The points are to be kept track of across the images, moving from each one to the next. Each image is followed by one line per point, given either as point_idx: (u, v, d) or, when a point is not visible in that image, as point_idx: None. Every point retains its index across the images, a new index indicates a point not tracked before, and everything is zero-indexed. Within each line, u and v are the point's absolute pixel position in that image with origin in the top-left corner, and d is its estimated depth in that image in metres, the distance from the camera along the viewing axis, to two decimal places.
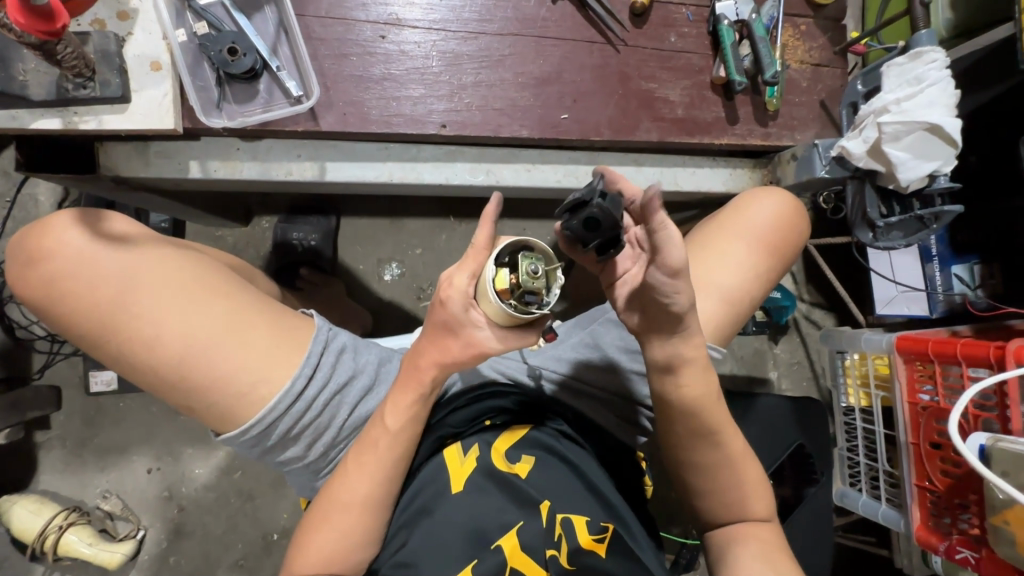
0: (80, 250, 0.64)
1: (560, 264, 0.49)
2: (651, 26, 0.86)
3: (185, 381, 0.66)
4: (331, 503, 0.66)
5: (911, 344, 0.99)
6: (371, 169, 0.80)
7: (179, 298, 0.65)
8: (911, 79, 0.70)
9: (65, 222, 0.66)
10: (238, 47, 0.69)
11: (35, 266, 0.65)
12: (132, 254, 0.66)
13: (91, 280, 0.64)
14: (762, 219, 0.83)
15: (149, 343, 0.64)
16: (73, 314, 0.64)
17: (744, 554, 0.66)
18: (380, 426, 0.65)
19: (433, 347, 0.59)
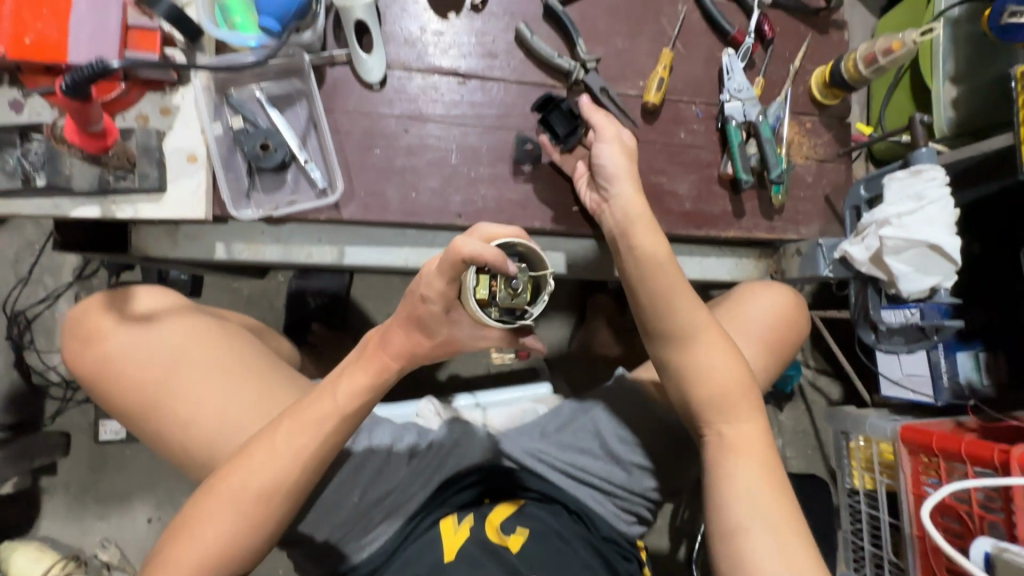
0: (137, 331, 0.77)
1: (541, 275, 0.63)
2: (661, 122, 0.90)
3: (203, 453, 0.76)
4: (234, 471, 0.68)
5: (916, 436, 0.99)
6: (388, 254, 0.83)
7: (212, 379, 0.77)
8: (912, 195, 0.73)
9: (127, 305, 0.79)
10: (270, 142, 0.74)
11: (96, 343, 0.77)
12: (177, 337, 0.78)
13: (140, 361, 0.76)
14: (756, 310, 0.85)
15: (183, 414, 0.76)
16: (124, 387, 0.76)
17: (738, 464, 0.72)
18: (326, 397, 0.71)
19: (403, 335, 0.73)
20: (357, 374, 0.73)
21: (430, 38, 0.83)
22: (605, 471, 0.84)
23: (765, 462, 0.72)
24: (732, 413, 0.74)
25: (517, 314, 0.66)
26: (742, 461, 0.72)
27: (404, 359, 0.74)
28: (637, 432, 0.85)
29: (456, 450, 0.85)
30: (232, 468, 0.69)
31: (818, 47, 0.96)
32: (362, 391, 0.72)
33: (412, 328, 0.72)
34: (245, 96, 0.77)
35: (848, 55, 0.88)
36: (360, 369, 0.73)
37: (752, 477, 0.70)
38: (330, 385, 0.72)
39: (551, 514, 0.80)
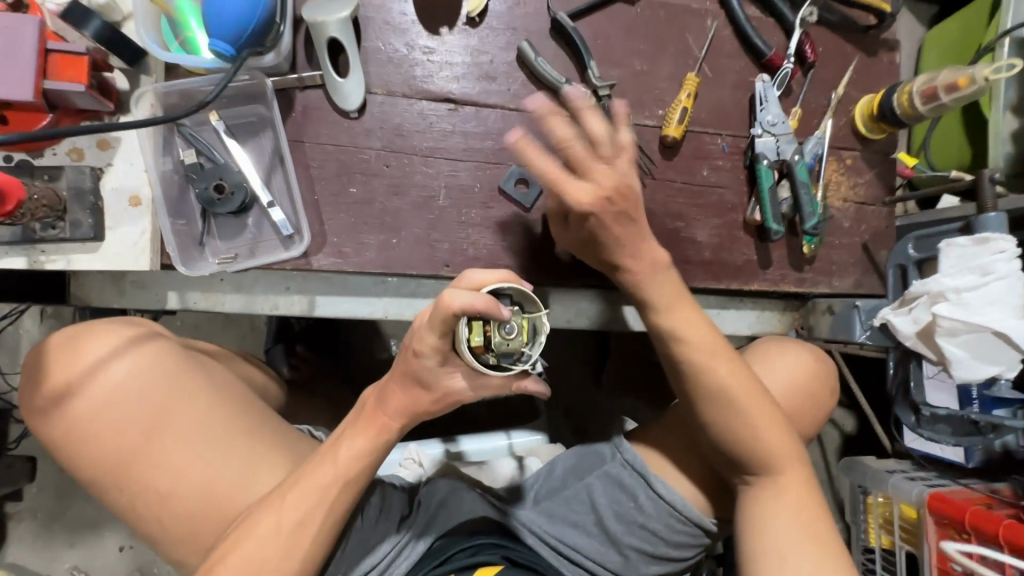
0: (102, 381, 0.54)
1: (541, 314, 0.50)
2: (682, 158, 0.79)
3: (191, 542, 0.56)
4: (230, 559, 0.53)
5: (947, 508, 0.90)
6: (365, 304, 0.74)
7: (206, 447, 0.56)
8: (976, 267, 0.62)
9: (89, 340, 0.56)
10: (226, 183, 0.64)
11: (47, 394, 0.54)
12: (160, 387, 0.55)
13: (121, 422, 0.53)
14: (778, 383, 0.75)
15: (167, 496, 0.55)
16: (85, 459, 0.54)
17: (776, 513, 0.66)
18: (327, 460, 0.56)
19: (402, 395, 0.56)
20: (362, 429, 0.58)
21: (418, 57, 0.72)
22: (599, 553, 0.78)
23: (810, 512, 0.66)
24: (774, 462, 0.67)
25: (516, 362, 0.51)
26: (780, 510, 0.66)
27: (409, 419, 0.58)
28: (639, 510, 0.77)
29: (442, 505, 0.77)
30: (229, 554, 0.53)
31: (865, 72, 0.84)
32: (369, 453, 0.57)
33: (410, 386, 0.55)
34: (200, 124, 0.66)
35: (902, 85, 0.77)
36: (364, 426, 0.58)
37: (792, 528, 0.65)
38: (332, 448, 0.57)
39: None
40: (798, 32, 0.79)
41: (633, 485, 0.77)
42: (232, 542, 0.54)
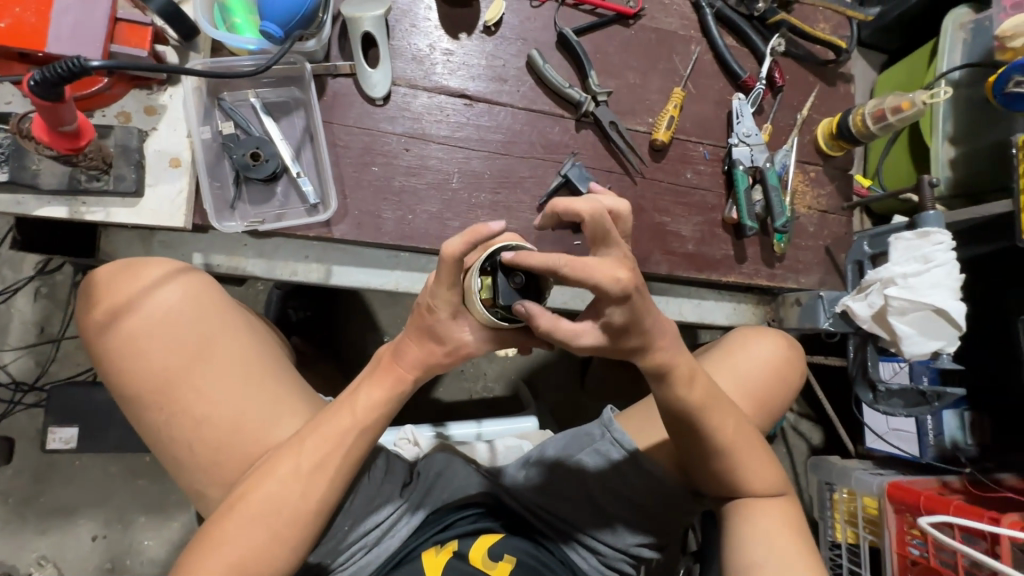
0: (151, 308, 0.58)
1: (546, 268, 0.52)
2: (669, 161, 0.88)
3: (214, 471, 0.59)
4: (250, 494, 0.56)
5: (903, 494, 0.98)
6: (378, 276, 0.79)
7: (240, 380, 0.60)
8: (919, 257, 0.72)
9: (137, 270, 0.60)
10: (262, 152, 0.70)
11: (97, 318, 0.58)
12: (203, 319, 0.60)
13: (168, 343, 0.58)
14: (754, 362, 0.79)
15: (200, 422, 0.58)
16: (128, 379, 0.58)
17: (759, 517, 0.70)
18: (345, 409, 0.58)
19: (416, 349, 0.58)
20: (379, 383, 0.59)
21: (439, 56, 0.80)
22: (587, 526, 0.80)
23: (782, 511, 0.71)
24: (755, 472, 0.70)
25: (523, 315, 0.54)
26: (761, 514, 0.70)
27: (424, 372, 0.59)
28: (625, 484, 0.79)
29: (438, 478, 0.80)
30: (251, 490, 0.56)
31: (826, 99, 0.96)
32: (384, 404, 0.59)
33: (426, 341, 0.57)
34: (238, 100, 0.72)
35: (856, 108, 0.89)
36: (381, 378, 0.59)
37: (769, 531, 0.69)
38: (347, 397, 0.59)
39: (529, 549, 0.77)
40: (768, 60, 0.91)
41: (621, 461, 0.80)
42: (254, 480, 0.56)
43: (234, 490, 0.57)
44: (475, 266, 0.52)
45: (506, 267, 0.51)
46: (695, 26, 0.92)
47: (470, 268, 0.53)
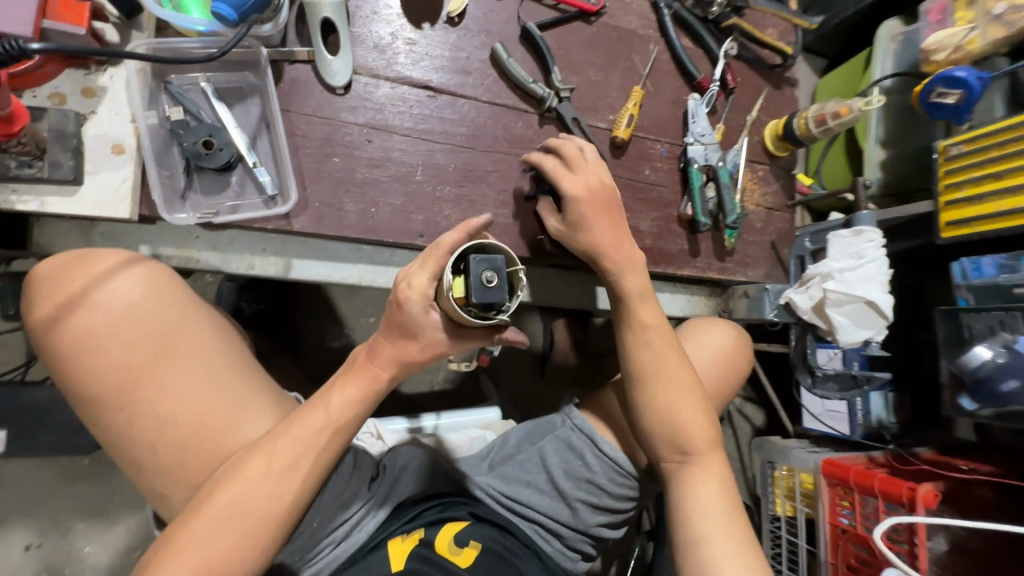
0: (108, 301, 0.54)
1: (519, 266, 0.53)
2: (628, 158, 0.91)
3: (178, 473, 0.57)
4: (220, 496, 0.54)
5: (835, 470, 1.06)
6: (341, 269, 0.78)
7: (207, 378, 0.57)
8: (853, 253, 0.78)
9: (90, 258, 0.55)
10: (215, 140, 0.66)
11: (44, 309, 0.53)
12: (168, 313, 0.56)
13: (128, 339, 0.54)
14: (707, 351, 0.84)
15: (163, 422, 0.55)
16: (81, 377, 0.54)
17: (699, 481, 0.73)
18: (319, 409, 0.58)
19: (391, 346, 0.58)
20: (354, 380, 0.59)
21: (401, 46, 0.79)
22: (549, 509, 0.83)
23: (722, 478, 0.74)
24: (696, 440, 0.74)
25: (498, 314, 0.53)
26: (703, 480, 0.73)
27: (400, 369, 0.59)
28: (586, 467, 0.83)
29: (405, 471, 0.81)
30: (219, 492, 0.55)
31: (772, 102, 1.02)
32: (359, 403, 0.59)
33: (401, 337, 0.57)
34: (187, 83, 0.69)
35: (800, 112, 0.94)
36: (357, 376, 0.59)
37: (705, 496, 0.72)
38: (321, 396, 0.58)
39: (496, 537, 0.78)
40: (721, 63, 0.95)
41: (580, 445, 0.84)
42: (221, 482, 0.55)
43: (200, 492, 0.55)
44: (448, 265, 0.52)
45: (475, 266, 0.50)
46: (654, 26, 0.94)
47: (444, 266, 0.53)
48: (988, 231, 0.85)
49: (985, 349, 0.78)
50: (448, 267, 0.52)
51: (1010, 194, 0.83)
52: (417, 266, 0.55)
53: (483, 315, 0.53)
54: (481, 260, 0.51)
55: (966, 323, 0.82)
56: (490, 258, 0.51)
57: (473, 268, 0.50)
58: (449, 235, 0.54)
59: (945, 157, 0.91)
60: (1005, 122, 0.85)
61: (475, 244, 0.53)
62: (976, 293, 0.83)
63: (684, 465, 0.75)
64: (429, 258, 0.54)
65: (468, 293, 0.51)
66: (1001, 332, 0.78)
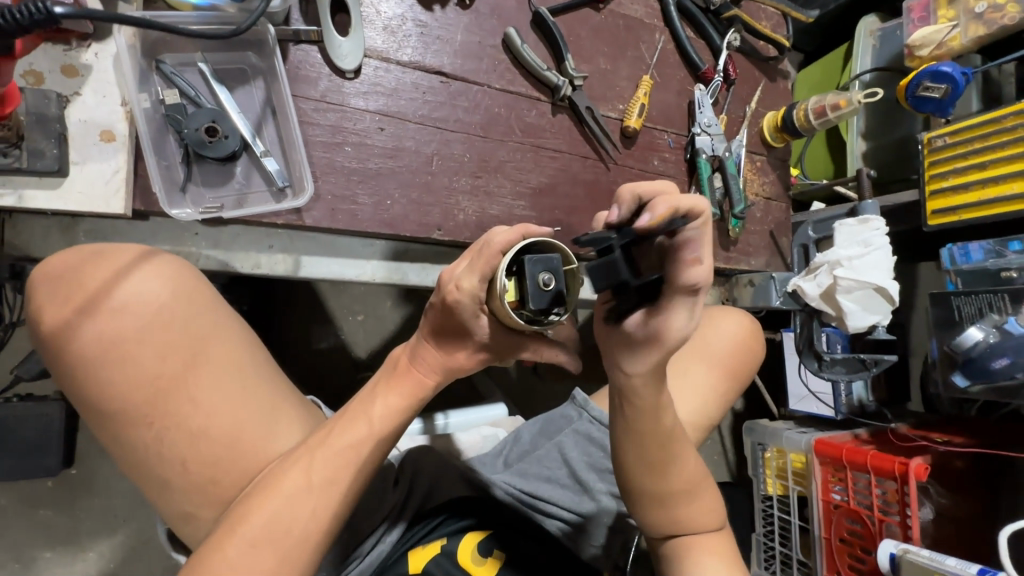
0: (136, 308, 0.53)
1: (575, 266, 0.52)
2: (638, 148, 0.90)
3: (209, 491, 0.55)
4: (256, 514, 0.51)
5: (828, 449, 1.11)
6: (352, 267, 0.73)
7: (238, 387, 0.57)
8: (860, 241, 0.82)
9: (115, 265, 0.54)
10: (218, 126, 0.61)
11: (68, 321, 0.52)
12: (196, 319, 0.56)
13: (158, 347, 0.53)
14: (724, 340, 0.85)
15: (194, 435, 0.54)
16: (107, 390, 0.52)
17: (703, 560, 0.67)
18: (359, 420, 0.55)
19: (436, 349, 0.57)
20: (395, 390, 0.57)
21: (411, 28, 0.75)
22: (575, 504, 0.80)
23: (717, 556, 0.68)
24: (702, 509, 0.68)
25: (551, 316, 0.53)
26: (710, 557, 0.67)
27: (444, 377, 0.58)
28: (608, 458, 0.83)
29: (433, 483, 0.77)
30: (253, 511, 0.51)
31: (769, 94, 1.04)
32: (402, 414, 0.56)
33: (445, 343, 0.56)
34: (182, 63, 0.63)
35: (799, 104, 0.96)
36: (397, 384, 0.57)
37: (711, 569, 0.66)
38: (359, 405, 0.56)
39: (522, 543, 0.75)
40: (724, 54, 0.95)
41: (601, 437, 0.84)
42: (257, 499, 0.52)
43: (232, 510, 0.53)
44: (501, 270, 0.50)
45: (529, 268, 0.50)
46: (658, 15, 0.94)
47: (496, 270, 0.50)
48: (973, 218, 0.90)
49: (977, 329, 0.82)
50: (501, 271, 0.50)
51: (994, 183, 0.88)
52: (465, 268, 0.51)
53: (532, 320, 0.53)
54: (539, 265, 0.50)
55: (957, 305, 0.87)
56: (546, 263, 0.50)
57: (530, 273, 0.50)
58: (503, 230, 0.50)
59: (931, 148, 0.96)
60: (989, 114, 0.90)
61: (526, 245, 0.51)
62: (964, 278, 0.89)
63: (686, 542, 0.68)
64: (477, 259, 0.50)
65: (525, 299, 0.50)
66: (990, 313, 0.83)
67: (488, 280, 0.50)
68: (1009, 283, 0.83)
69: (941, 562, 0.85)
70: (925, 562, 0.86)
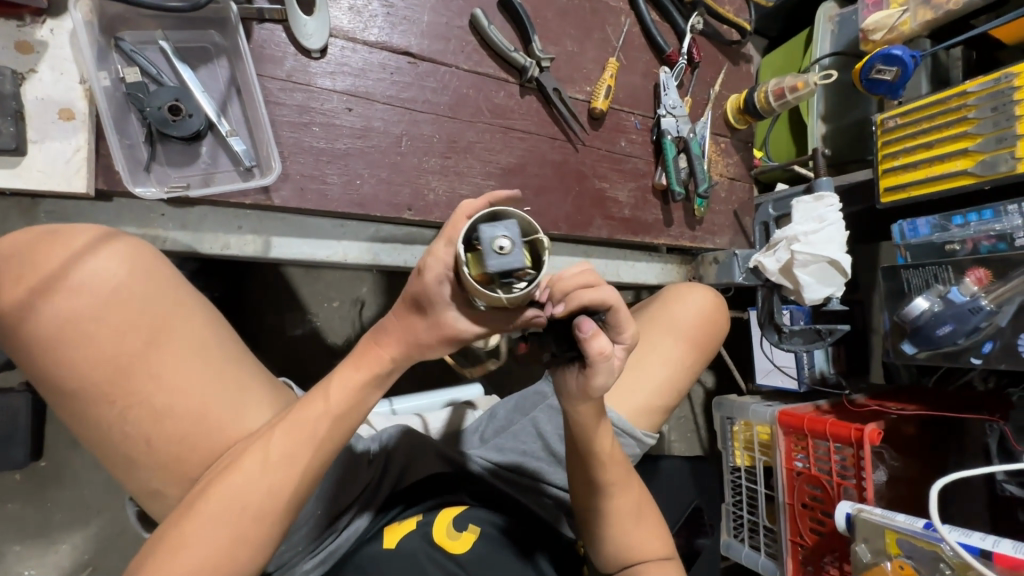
0: (94, 285, 0.53)
1: (536, 233, 0.45)
2: (605, 129, 0.92)
3: (175, 468, 0.55)
4: (215, 492, 0.50)
5: (791, 419, 1.16)
6: (324, 247, 0.73)
7: (203, 366, 0.57)
8: (815, 217, 0.85)
9: (70, 243, 0.54)
10: (182, 105, 0.61)
11: (24, 301, 0.52)
12: (156, 296, 0.56)
13: (120, 325, 0.53)
14: (691, 312, 0.88)
15: (159, 413, 0.54)
16: (67, 369, 0.52)
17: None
18: (317, 399, 0.54)
19: (399, 322, 0.54)
20: (355, 368, 0.56)
21: (377, 8, 0.75)
22: (549, 474, 0.83)
23: (653, 529, 0.71)
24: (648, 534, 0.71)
25: (523, 286, 0.46)
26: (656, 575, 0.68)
27: (401, 354, 0.55)
28: None
29: (409, 463, 0.77)
30: (211, 487, 0.51)
31: (732, 77, 1.07)
32: (361, 392, 0.55)
33: (412, 319, 0.53)
34: (143, 43, 0.63)
35: (760, 86, 1.00)
36: (356, 360, 0.56)
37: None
38: (322, 384, 0.55)
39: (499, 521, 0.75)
40: (688, 37, 0.98)
41: None
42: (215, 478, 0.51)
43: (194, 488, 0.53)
44: (460, 237, 0.46)
45: (483, 233, 0.44)
46: None
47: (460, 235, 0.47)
48: (920, 195, 0.95)
49: (924, 299, 0.87)
50: (461, 238, 0.45)
51: (940, 161, 0.92)
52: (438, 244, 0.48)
53: (497, 292, 0.46)
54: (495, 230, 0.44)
55: (906, 278, 0.92)
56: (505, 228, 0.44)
57: (484, 237, 0.44)
58: (470, 201, 0.48)
59: (883, 129, 1.01)
60: (935, 96, 0.94)
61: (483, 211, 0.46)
62: (913, 251, 0.94)
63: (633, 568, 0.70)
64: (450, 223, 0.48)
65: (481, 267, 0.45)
66: (935, 285, 0.88)
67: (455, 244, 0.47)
68: (952, 255, 0.88)
69: (892, 519, 0.90)
70: (877, 519, 0.92)
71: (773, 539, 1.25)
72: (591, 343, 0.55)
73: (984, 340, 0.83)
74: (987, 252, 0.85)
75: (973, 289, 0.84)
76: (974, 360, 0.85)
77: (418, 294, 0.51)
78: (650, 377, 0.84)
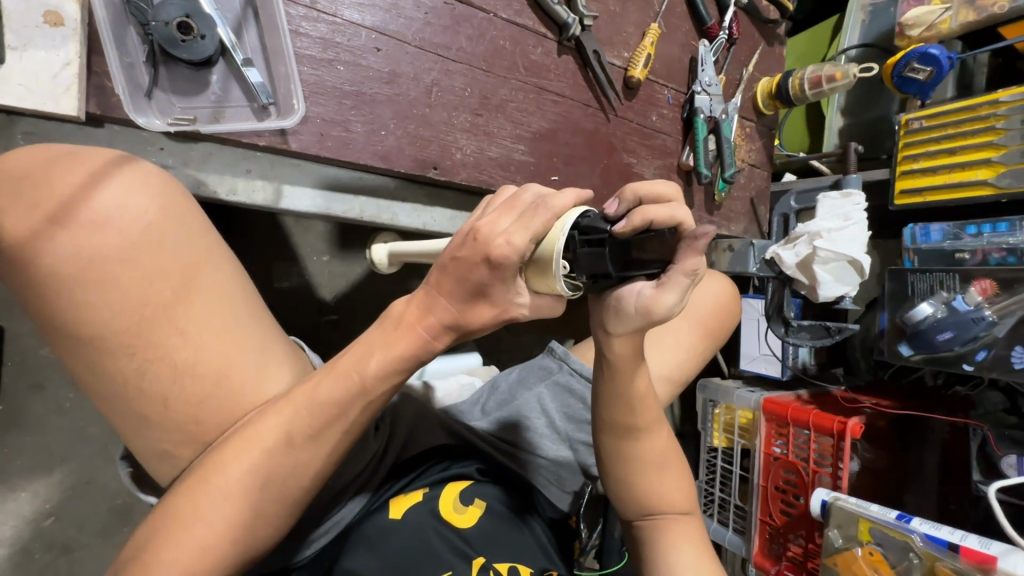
0: (120, 223, 0.48)
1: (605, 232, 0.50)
2: (638, 101, 0.87)
3: (189, 431, 0.50)
4: (236, 469, 0.47)
5: (776, 407, 1.18)
6: (340, 202, 0.67)
7: (229, 324, 0.52)
8: (841, 215, 0.88)
9: (89, 169, 0.48)
10: (193, 22, 0.54)
11: (35, 232, 0.46)
12: (185, 242, 0.51)
13: (147, 271, 0.48)
14: (707, 296, 0.88)
15: (180, 370, 0.49)
16: (83, 313, 0.47)
17: (679, 547, 0.64)
18: (352, 373, 0.49)
19: (452, 306, 0.48)
20: (394, 344, 0.50)
21: None
22: (553, 451, 0.81)
23: (677, 510, 0.67)
24: (671, 509, 0.66)
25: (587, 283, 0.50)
26: (684, 547, 0.64)
27: (451, 337, 0.49)
28: (587, 409, 0.84)
29: (412, 432, 0.75)
30: (231, 461, 0.48)
31: (766, 58, 1.03)
32: (401, 371, 0.50)
33: (474, 301, 0.47)
34: None
35: (796, 72, 0.96)
36: (401, 337, 0.50)
37: (693, 561, 0.64)
38: (356, 356, 0.50)
39: (509, 501, 0.72)
40: (731, 10, 0.92)
41: (581, 389, 0.84)
42: (236, 450, 0.48)
43: (208, 456, 0.49)
44: (557, 249, 0.45)
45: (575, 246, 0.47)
46: None
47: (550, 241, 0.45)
48: (936, 200, 0.96)
49: (928, 305, 0.89)
50: (558, 250, 0.45)
51: (960, 169, 0.93)
52: (518, 228, 0.44)
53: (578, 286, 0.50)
54: (583, 241, 0.47)
55: (912, 281, 0.93)
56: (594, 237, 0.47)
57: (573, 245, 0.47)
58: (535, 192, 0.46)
59: (907, 129, 1.00)
60: (966, 102, 0.93)
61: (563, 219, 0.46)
62: (921, 256, 0.96)
63: (660, 531, 0.66)
64: (527, 216, 0.45)
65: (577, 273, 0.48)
66: (940, 291, 0.90)
67: (536, 240, 0.45)
68: (960, 263, 0.90)
69: (867, 508, 0.92)
70: (851, 508, 0.94)
71: (742, 517, 1.31)
72: (685, 258, 0.48)
73: (980, 348, 0.86)
74: (996, 264, 0.87)
75: (977, 299, 0.86)
76: (966, 366, 0.88)
77: (487, 278, 0.45)
78: (662, 359, 0.81)
